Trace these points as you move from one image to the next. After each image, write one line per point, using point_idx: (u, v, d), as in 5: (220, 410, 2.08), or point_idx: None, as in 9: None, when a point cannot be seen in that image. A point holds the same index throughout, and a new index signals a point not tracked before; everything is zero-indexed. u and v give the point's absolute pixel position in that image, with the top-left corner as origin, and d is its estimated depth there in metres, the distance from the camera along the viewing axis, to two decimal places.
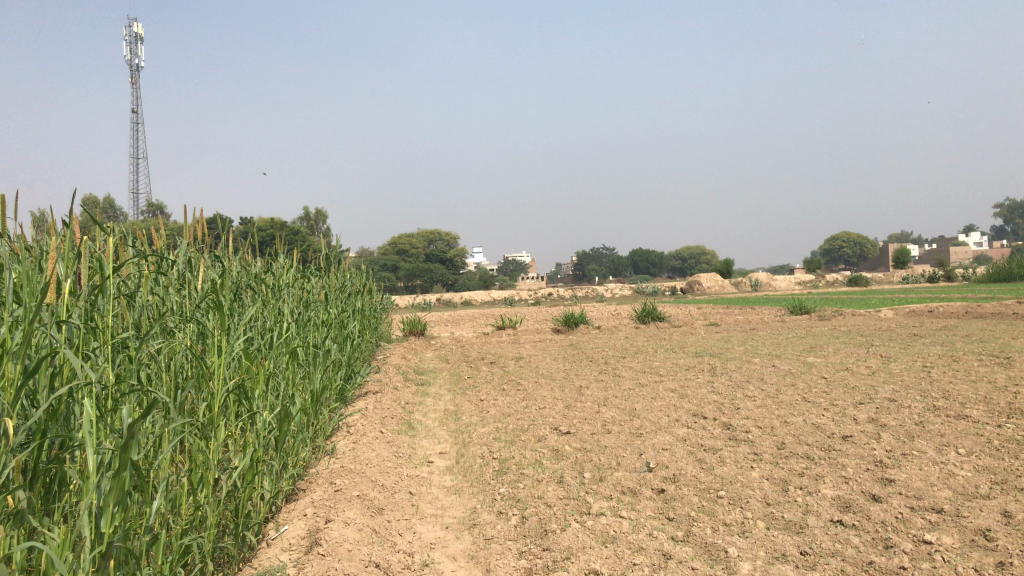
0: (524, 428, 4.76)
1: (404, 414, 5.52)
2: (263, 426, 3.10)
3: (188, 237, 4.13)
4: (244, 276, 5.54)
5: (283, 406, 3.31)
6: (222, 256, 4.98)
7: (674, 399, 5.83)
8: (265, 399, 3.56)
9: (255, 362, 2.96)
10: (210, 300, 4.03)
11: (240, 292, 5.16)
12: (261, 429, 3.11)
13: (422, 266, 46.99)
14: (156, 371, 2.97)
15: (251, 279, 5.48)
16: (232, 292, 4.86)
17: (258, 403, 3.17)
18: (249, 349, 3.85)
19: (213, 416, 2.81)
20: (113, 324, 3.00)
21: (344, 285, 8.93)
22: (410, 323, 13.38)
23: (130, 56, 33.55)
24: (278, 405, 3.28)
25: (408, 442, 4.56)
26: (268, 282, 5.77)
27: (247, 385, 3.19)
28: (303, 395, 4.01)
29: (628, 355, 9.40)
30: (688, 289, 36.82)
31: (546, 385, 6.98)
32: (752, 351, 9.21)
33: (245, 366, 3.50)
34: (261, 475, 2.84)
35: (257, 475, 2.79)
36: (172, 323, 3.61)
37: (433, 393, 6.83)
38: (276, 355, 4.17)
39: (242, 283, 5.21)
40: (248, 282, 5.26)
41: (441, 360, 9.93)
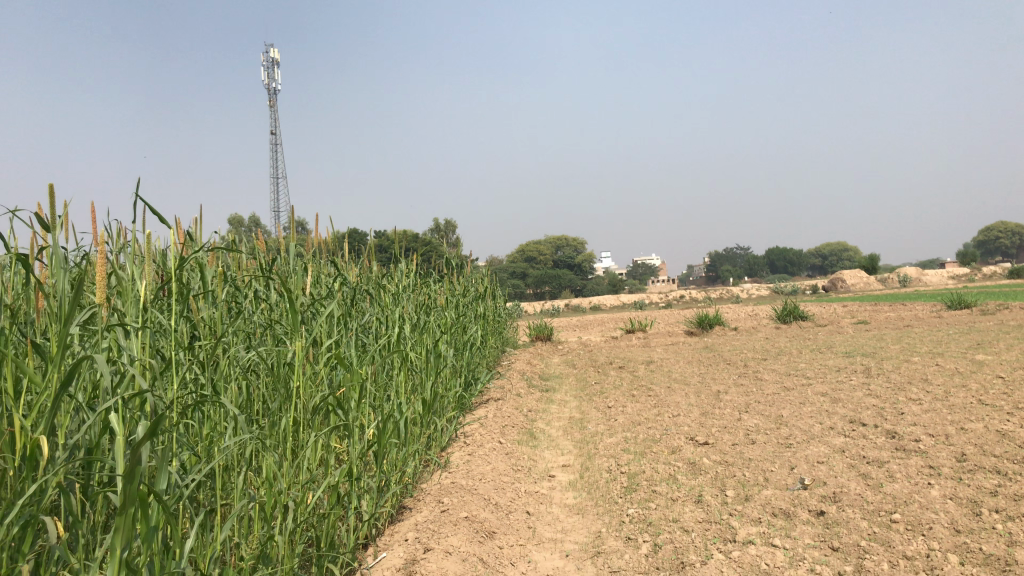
0: (656, 438, 4.32)
1: (526, 422, 5.17)
2: (360, 441, 2.80)
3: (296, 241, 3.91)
4: (362, 283, 5.36)
5: (385, 419, 3.00)
6: (338, 265, 4.83)
7: (826, 404, 5.23)
8: (368, 410, 3.27)
9: (352, 373, 2.73)
10: (317, 306, 3.81)
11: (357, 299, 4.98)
12: (358, 444, 2.80)
13: (550, 273, 46.90)
14: (244, 381, 2.71)
15: (369, 285, 5.31)
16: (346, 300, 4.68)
17: (356, 415, 2.87)
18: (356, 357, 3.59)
19: (302, 430, 2.58)
20: (204, 329, 2.75)
21: (467, 290, 8.73)
22: (537, 327, 13.12)
23: (268, 81, 35.23)
24: (379, 418, 2.97)
25: (529, 454, 4.20)
26: (388, 288, 5.58)
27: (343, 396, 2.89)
28: (414, 404, 3.72)
29: (770, 358, 8.75)
30: (831, 287, 35.01)
31: (680, 390, 6.49)
32: (910, 349, 8.35)
33: (347, 375, 3.23)
34: (353, 499, 2.53)
35: (347, 499, 2.49)
36: (276, 332, 3.41)
37: (559, 400, 6.46)
38: (387, 363, 3.91)
39: (359, 290, 5.04)
40: (365, 289, 5.07)
41: (569, 365, 9.57)
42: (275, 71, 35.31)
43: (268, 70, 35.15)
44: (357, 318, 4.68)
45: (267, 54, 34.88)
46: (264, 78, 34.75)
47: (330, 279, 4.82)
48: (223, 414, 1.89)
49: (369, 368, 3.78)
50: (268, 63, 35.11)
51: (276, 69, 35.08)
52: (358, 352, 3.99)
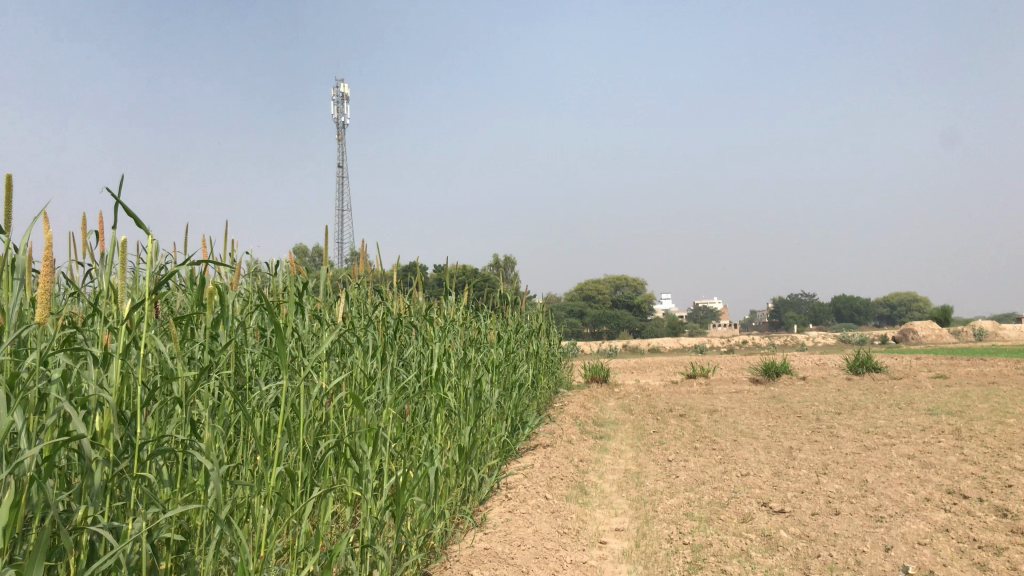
0: (724, 502, 3.81)
1: (576, 474, 4.69)
2: (372, 502, 2.40)
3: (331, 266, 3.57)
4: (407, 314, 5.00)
5: (406, 473, 2.59)
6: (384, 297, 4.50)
7: (916, 470, 4.63)
8: (391, 460, 2.88)
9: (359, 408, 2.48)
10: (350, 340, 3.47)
11: (400, 331, 4.63)
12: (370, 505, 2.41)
13: (609, 314, 46.26)
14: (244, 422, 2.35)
15: (415, 318, 4.95)
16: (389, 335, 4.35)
17: (370, 469, 2.47)
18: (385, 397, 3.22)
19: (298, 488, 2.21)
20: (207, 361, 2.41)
21: (520, 327, 8.30)
22: (593, 369, 12.60)
23: (337, 114, 35.69)
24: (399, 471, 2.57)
25: (578, 513, 3.73)
26: (435, 322, 5.20)
27: (358, 447, 2.50)
28: (451, 451, 3.32)
29: (844, 412, 8.10)
30: (903, 338, 33.61)
31: (748, 445, 5.92)
32: (1002, 410, 7.62)
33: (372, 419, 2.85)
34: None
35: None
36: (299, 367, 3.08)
37: (614, 450, 5.96)
38: (423, 404, 3.53)
39: (404, 322, 4.68)
40: (410, 322, 4.71)
41: (625, 410, 9.04)
42: (344, 106, 35.72)
43: (337, 105, 35.60)
44: (400, 354, 4.33)
45: (337, 89, 35.36)
46: (331, 112, 35.20)
47: (373, 308, 4.52)
48: (171, 483, 1.51)
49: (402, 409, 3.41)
50: (337, 99, 35.54)
51: (345, 104, 35.51)
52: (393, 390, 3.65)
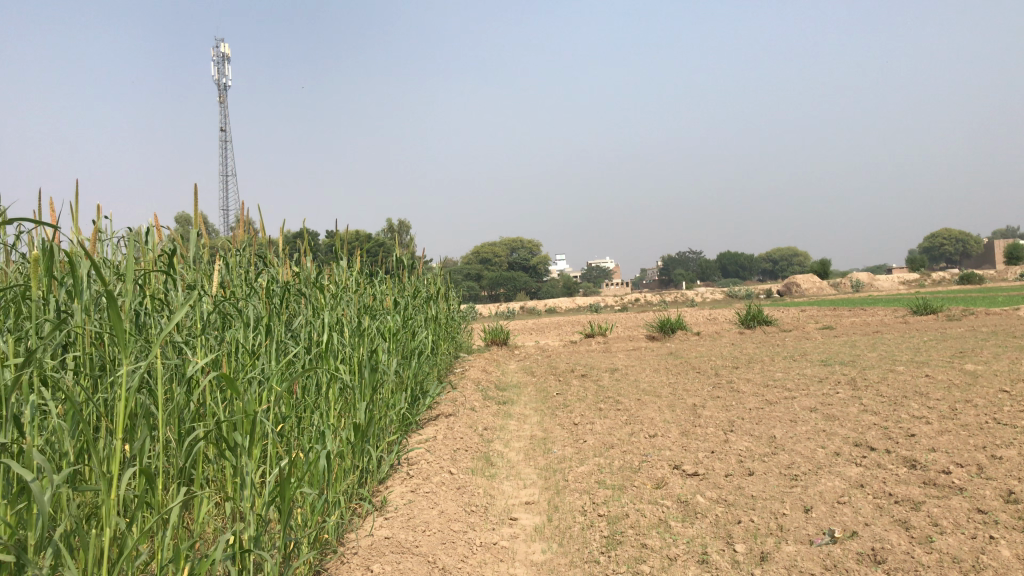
0: (636, 467, 3.65)
1: (481, 444, 4.46)
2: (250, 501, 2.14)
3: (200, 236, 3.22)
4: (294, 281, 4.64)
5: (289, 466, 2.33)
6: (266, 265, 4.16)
7: (820, 423, 4.60)
8: (274, 452, 2.61)
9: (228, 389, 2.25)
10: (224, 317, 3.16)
11: (287, 300, 4.29)
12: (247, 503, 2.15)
13: (505, 276, 46.34)
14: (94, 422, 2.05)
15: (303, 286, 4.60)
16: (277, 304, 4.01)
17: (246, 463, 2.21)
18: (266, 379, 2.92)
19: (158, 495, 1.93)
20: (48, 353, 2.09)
21: (417, 291, 7.99)
22: (493, 331, 12.43)
23: (219, 74, 34.03)
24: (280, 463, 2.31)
25: (486, 487, 3.50)
26: (326, 289, 4.87)
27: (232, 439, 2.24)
28: (345, 431, 3.05)
29: (741, 365, 8.17)
30: (787, 291, 34.91)
31: (652, 404, 5.83)
32: (890, 358, 7.82)
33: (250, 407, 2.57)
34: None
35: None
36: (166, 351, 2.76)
37: (518, 415, 5.77)
38: (310, 382, 3.24)
39: (290, 292, 4.34)
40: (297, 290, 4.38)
41: (527, 372, 8.90)
42: (226, 66, 34.04)
43: (218, 65, 33.88)
44: (286, 327, 4.01)
45: (218, 48, 33.62)
46: (212, 73, 33.54)
47: (258, 276, 4.17)
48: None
49: (289, 389, 3.12)
50: (218, 59, 33.84)
51: (227, 65, 33.84)
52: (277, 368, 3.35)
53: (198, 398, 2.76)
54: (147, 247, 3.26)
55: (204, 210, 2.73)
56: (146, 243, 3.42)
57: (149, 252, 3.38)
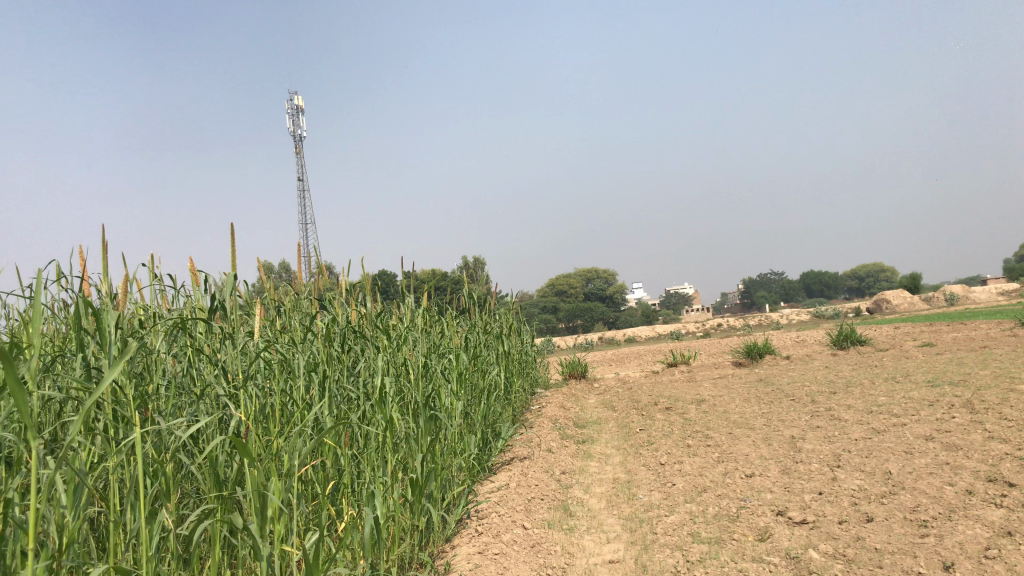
0: (734, 517, 3.22)
1: (557, 491, 4.08)
2: None
3: (233, 288, 3.02)
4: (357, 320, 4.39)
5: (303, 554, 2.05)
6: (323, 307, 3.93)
7: (941, 454, 4.06)
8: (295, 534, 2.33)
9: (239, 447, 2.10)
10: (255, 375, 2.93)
11: (347, 344, 4.04)
12: None
13: (582, 307, 45.85)
14: (65, 524, 1.84)
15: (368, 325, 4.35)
16: (340, 345, 3.81)
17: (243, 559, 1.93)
18: (297, 445, 2.65)
19: None
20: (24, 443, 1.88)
21: (489, 327, 7.69)
22: (570, 364, 12.02)
23: (293, 126, 34.78)
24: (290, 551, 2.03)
25: (563, 543, 3.13)
26: (393, 329, 4.60)
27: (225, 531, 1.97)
28: (395, 493, 2.75)
29: (839, 391, 7.57)
30: (878, 309, 33.44)
31: (746, 439, 5.34)
32: (1006, 375, 7.11)
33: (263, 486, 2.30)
34: None
35: None
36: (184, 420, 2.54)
37: (599, 455, 5.36)
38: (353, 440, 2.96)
39: (351, 333, 4.08)
40: (359, 331, 4.12)
41: (607, 407, 8.46)
42: (300, 118, 34.78)
43: (292, 116, 34.63)
44: (344, 371, 3.75)
45: (291, 100, 34.37)
46: (289, 124, 34.32)
47: (317, 317, 4.02)
48: None
49: (327, 451, 2.85)
50: (292, 110, 34.52)
51: (301, 117, 34.57)
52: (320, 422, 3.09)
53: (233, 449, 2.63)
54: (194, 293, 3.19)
55: (234, 253, 2.62)
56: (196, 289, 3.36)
57: (198, 298, 3.31)
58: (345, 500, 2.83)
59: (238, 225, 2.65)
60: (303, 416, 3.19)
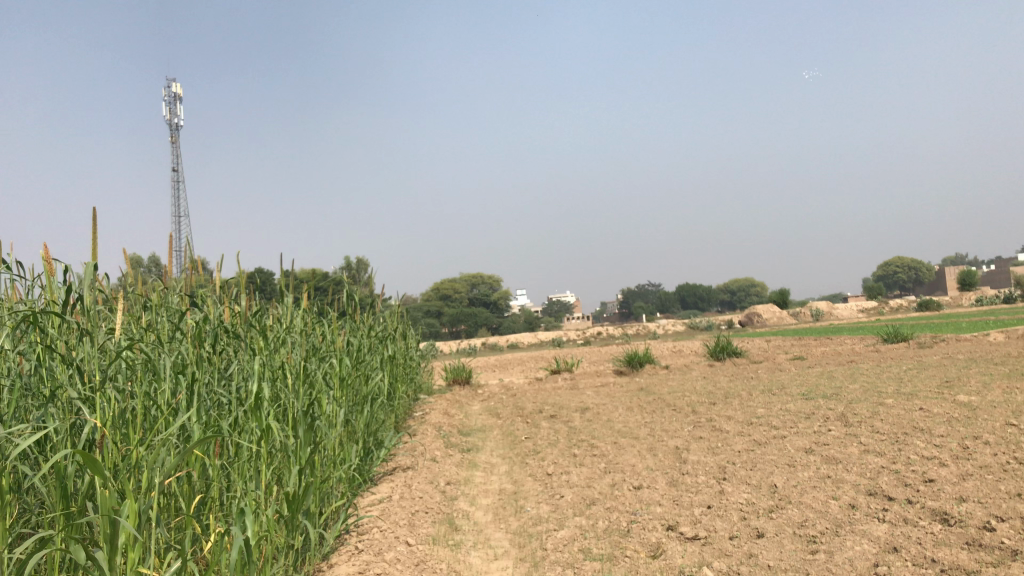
0: (626, 532, 3.14)
1: (442, 503, 3.91)
2: None
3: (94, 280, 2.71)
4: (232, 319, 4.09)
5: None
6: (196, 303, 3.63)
7: (822, 467, 4.12)
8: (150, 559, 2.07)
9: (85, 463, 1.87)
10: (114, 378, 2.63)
11: (221, 345, 3.75)
12: None
13: (466, 312, 45.76)
14: None
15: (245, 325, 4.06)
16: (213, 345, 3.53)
17: None
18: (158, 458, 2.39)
19: None
20: None
21: (373, 330, 7.43)
22: (454, 370, 11.84)
23: (171, 114, 33.22)
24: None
25: (449, 561, 2.95)
26: (272, 329, 4.32)
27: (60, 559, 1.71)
28: (268, 510, 2.51)
29: (719, 401, 7.70)
30: (749, 322, 34.79)
31: (632, 449, 5.31)
32: (874, 389, 7.40)
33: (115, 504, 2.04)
34: None
35: None
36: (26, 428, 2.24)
37: (484, 465, 5.21)
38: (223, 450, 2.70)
39: (226, 333, 3.79)
40: (234, 332, 3.83)
41: (491, 414, 8.34)
42: (179, 107, 33.21)
43: (171, 105, 33.03)
44: (217, 374, 3.47)
45: (169, 88, 32.81)
46: (166, 111, 32.73)
47: (188, 314, 3.72)
48: None
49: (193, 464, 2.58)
50: (170, 97, 32.95)
51: (179, 105, 33.02)
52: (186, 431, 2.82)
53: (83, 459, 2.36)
54: (49, 284, 2.86)
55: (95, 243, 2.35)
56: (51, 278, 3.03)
57: (53, 290, 2.98)
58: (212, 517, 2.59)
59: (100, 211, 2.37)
60: (169, 422, 2.92)
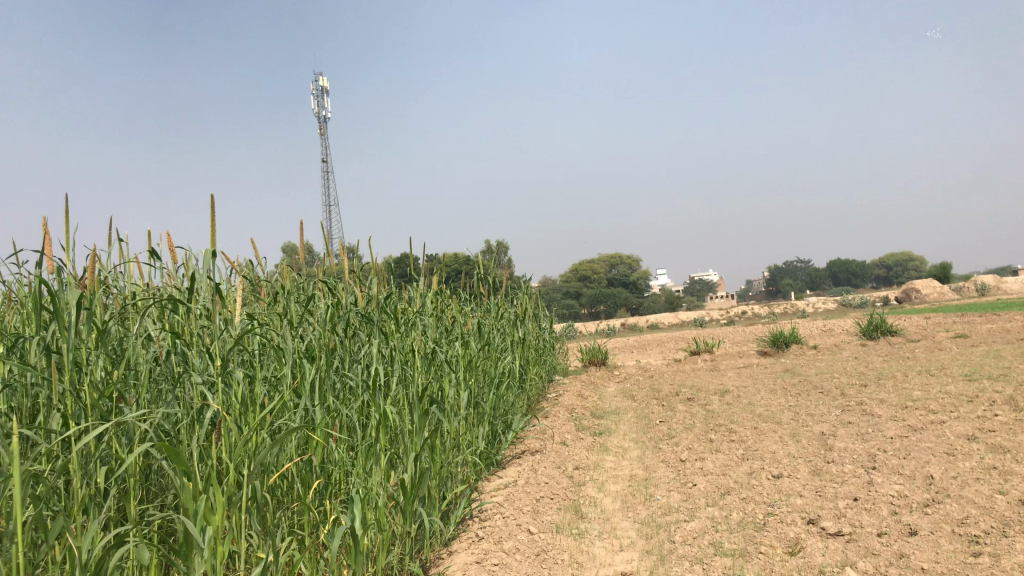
0: (762, 525, 2.93)
1: (569, 489, 3.81)
2: None
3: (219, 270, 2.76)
4: (364, 302, 4.12)
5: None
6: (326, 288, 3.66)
7: (988, 457, 3.73)
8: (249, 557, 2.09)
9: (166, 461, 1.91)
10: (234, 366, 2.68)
11: (353, 329, 3.77)
12: None
13: (605, 293, 45.49)
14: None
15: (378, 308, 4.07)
16: (338, 328, 3.56)
17: None
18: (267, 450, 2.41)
19: None
20: None
21: (505, 312, 7.41)
22: (590, 351, 11.73)
23: (318, 108, 34.60)
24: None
25: (572, 552, 2.85)
26: (404, 312, 4.32)
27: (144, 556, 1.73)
28: (377, 502, 2.49)
29: (871, 383, 7.22)
30: (907, 298, 32.75)
31: (773, 434, 5.04)
32: None
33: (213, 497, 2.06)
34: None
35: None
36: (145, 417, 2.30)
37: (616, 449, 5.08)
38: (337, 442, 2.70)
39: (357, 317, 3.81)
40: (364, 316, 3.85)
41: (626, 396, 8.17)
42: (325, 100, 34.52)
43: (317, 98, 34.43)
44: (345, 359, 3.50)
45: (315, 83, 34.14)
46: (313, 107, 34.07)
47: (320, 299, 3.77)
48: None
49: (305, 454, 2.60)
50: (316, 92, 34.33)
51: (325, 99, 34.33)
52: (305, 418, 2.85)
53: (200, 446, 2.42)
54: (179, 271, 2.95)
55: (212, 233, 2.38)
56: (181, 266, 3.13)
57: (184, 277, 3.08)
58: (329, 503, 2.61)
59: (210, 202, 2.40)
60: (292, 406, 2.96)
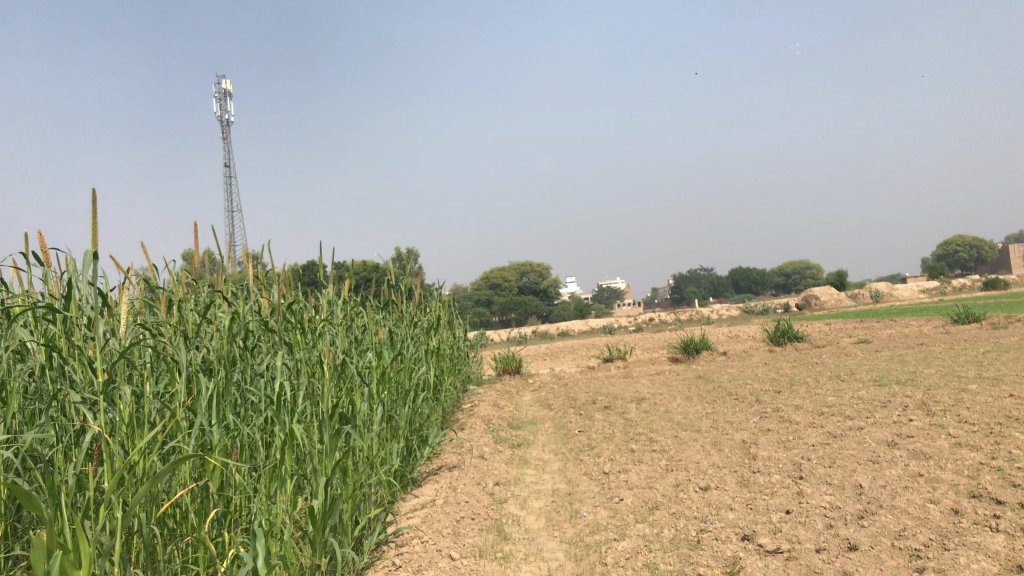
0: (697, 544, 2.78)
1: (490, 507, 3.59)
2: None
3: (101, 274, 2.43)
4: (270, 310, 3.79)
5: None
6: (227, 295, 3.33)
7: (912, 464, 3.69)
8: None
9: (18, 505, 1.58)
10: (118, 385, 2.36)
11: (256, 340, 3.45)
12: None
13: (516, 301, 45.50)
14: None
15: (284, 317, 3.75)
16: (240, 339, 3.24)
17: None
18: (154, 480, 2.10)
19: None
20: None
21: (417, 320, 7.14)
22: (503, 359, 11.53)
23: (221, 111, 33.49)
24: None
25: None
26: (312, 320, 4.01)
27: None
28: (279, 536, 2.21)
29: (784, 389, 7.25)
30: (806, 305, 33.84)
31: (694, 443, 4.94)
32: (953, 374, 6.87)
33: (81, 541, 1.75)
34: None
35: None
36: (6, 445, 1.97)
37: (536, 462, 4.89)
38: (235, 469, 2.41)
39: (261, 326, 3.49)
40: (268, 325, 3.53)
41: (542, 406, 8.00)
42: (229, 103, 33.43)
43: (220, 100, 33.32)
44: (247, 372, 3.18)
45: (219, 85, 33.06)
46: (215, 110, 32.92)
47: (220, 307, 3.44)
48: None
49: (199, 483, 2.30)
50: (219, 94, 33.22)
51: (229, 102, 33.23)
52: (201, 441, 2.53)
53: (76, 476, 2.09)
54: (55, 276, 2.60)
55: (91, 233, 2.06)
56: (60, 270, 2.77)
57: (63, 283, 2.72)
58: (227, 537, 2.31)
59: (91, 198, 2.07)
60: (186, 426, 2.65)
